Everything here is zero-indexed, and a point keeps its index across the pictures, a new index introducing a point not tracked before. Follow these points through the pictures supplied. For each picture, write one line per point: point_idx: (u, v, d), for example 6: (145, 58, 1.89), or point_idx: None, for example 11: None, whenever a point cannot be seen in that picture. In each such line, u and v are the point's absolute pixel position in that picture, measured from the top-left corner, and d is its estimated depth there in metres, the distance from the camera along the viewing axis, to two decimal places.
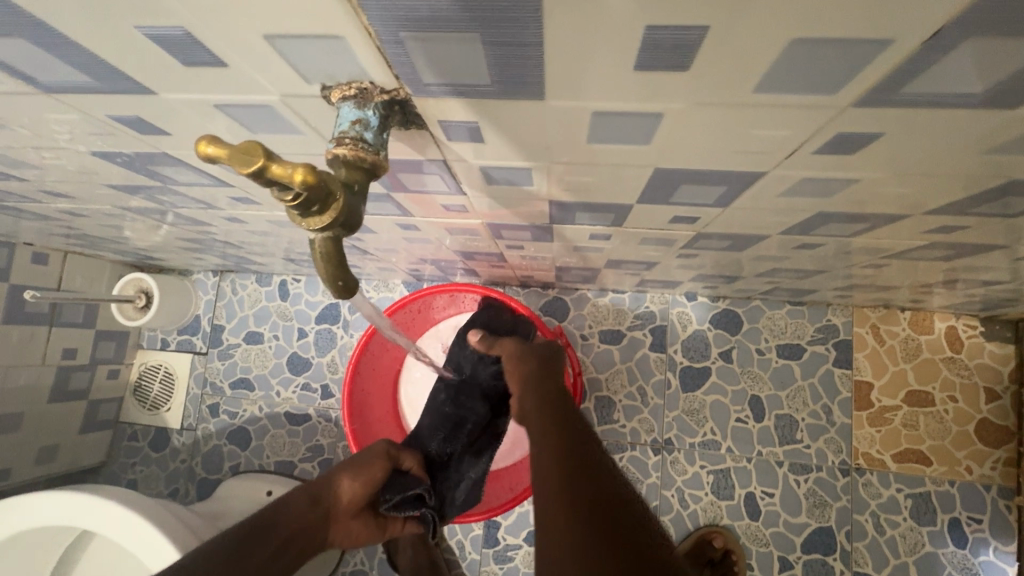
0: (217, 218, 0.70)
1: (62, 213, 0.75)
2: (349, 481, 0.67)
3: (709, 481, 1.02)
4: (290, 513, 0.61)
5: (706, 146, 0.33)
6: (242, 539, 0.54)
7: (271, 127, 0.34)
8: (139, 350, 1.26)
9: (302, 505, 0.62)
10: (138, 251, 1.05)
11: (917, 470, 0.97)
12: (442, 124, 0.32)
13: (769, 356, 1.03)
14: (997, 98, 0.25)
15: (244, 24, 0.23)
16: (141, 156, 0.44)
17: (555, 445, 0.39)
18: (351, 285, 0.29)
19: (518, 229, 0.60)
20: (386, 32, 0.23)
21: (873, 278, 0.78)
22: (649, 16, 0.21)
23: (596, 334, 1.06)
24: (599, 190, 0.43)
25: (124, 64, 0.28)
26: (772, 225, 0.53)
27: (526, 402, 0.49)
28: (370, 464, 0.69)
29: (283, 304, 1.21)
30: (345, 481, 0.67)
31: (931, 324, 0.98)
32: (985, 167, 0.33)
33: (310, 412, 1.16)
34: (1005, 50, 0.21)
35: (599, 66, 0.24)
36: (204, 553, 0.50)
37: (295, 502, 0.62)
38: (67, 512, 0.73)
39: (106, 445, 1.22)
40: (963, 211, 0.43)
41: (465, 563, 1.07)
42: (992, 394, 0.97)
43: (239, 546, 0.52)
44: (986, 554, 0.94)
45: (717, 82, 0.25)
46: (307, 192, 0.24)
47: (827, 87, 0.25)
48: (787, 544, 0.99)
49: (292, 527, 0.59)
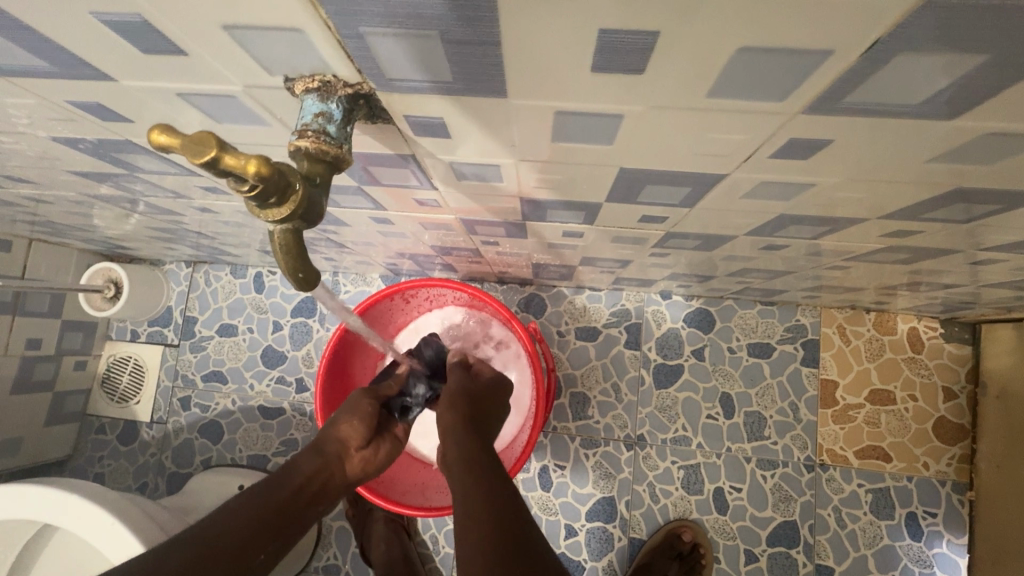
0: (188, 208, 0.69)
1: (25, 199, 0.73)
2: (348, 424, 0.64)
3: (680, 476, 1.04)
4: (298, 465, 0.57)
5: (667, 148, 0.33)
6: (254, 499, 0.52)
7: (235, 116, 0.34)
8: (108, 341, 1.23)
9: (309, 456, 0.59)
10: (107, 240, 1.03)
11: (878, 466, 1.00)
12: (408, 119, 0.32)
13: (740, 354, 1.05)
14: (931, 110, 0.26)
15: (202, 13, 0.23)
16: (104, 143, 0.43)
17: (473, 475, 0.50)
18: (311, 278, 0.29)
19: (492, 225, 0.61)
20: (345, 26, 0.23)
21: (839, 279, 0.80)
22: (600, 19, 0.21)
23: (572, 331, 1.07)
24: (567, 188, 0.44)
25: (79, 48, 0.27)
26: (738, 226, 0.54)
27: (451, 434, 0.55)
28: (359, 403, 0.67)
29: (259, 297, 1.19)
30: (347, 423, 0.64)
31: (895, 325, 1.02)
32: (932, 174, 0.35)
33: (284, 406, 1.15)
34: (934, 65, 0.22)
35: (557, 67, 0.25)
36: (217, 516, 0.49)
37: (303, 454, 0.59)
38: (31, 505, 0.72)
39: (72, 438, 1.20)
40: (917, 217, 0.45)
41: (439, 556, 1.07)
42: (949, 393, 1.00)
43: (252, 501, 0.52)
44: (940, 547, 0.98)
45: (671, 86, 0.26)
46: (263, 184, 0.24)
47: (778, 94, 0.26)
48: (753, 537, 1.01)
49: (303, 478, 0.56)
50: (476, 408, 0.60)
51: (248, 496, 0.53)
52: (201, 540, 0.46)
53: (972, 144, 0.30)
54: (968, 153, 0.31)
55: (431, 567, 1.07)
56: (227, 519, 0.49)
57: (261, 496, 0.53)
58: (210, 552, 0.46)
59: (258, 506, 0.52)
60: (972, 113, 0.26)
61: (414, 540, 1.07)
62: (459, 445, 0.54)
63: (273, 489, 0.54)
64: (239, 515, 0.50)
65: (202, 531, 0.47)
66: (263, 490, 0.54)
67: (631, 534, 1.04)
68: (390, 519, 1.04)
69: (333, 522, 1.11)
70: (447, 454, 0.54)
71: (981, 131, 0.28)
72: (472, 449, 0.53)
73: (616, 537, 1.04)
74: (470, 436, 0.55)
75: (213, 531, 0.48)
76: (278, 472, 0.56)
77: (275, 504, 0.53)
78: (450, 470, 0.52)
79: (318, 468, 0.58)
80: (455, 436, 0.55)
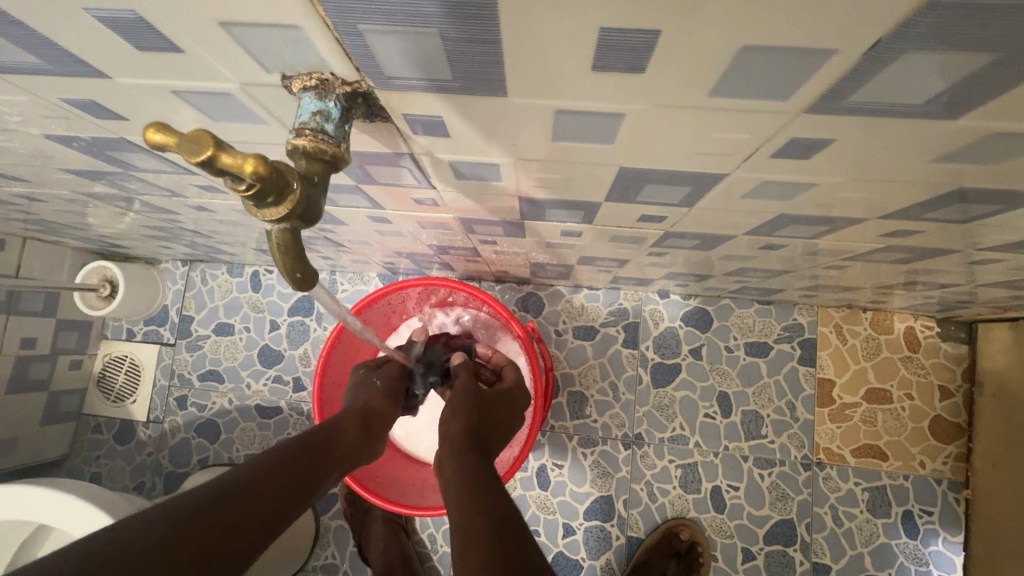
0: (184, 206, 0.68)
1: (19, 197, 0.73)
2: (383, 388, 0.66)
3: (677, 475, 1.04)
4: (332, 422, 0.56)
5: (667, 147, 0.33)
6: (289, 448, 0.49)
7: (232, 115, 0.33)
8: (103, 341, 1.22)
9: (338, 417, 0.57)
10: (102, 239, 1.02)
11: (874, 464, 1.01)
12: (406, 118, 0.32)
13: (738, 353, 1.05)
14: (933, 110, 0.26)
15: (198, 10, 0.23)
16: (99, 141, 0.43)
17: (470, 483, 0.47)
18: (308, 277, 0.29)
19: (491, 224, 0.61)
20: (343, 24, 0.23)
21: (837, 279, 0.80)
22: (603, 18, 0.21)
23: (570, 330, 1.07)
24: (566, 187, 0.44)
25: (74, 46, 0.27)
26: (737, 225, 0.54)
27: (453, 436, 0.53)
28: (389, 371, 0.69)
29: (255, 296, 1.19)
30: (376, 391, 0.65)
31: (891, 324, 1.02)
32: (932, 174, 0.34)
33: (281, 405, 1.15)
34: (936, 64, 0.22)
35: (559, 66, 0.24)
36: (253, 461, 0.45)
37: (330, 416, 0.57)
38: (21, 506, 0.71)
39: (68, 437, 1.19)
40: (916, 217, 0.45)
41: (437, 556, 1.07)
42: (946, 392, 1.01)
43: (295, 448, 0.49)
44: (935, 545, 0.98)
45: (673, 85, 0.25)
46: (260, 184, 0.23)
47: (779, 93, 0.25)
48: (751, 535, 1.02)
49: (334, 434, 0.54)
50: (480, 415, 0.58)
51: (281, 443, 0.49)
52: (244, 483, 0.43)
53: (972, 145, 0.30)
54: (969, 153, 0.31)
55: (429, 566, 1.07)
56: (267, 465, 0.45)
57: (297, 445, 0.50)
58: (257, 497, 0.42)
59: (297, 454, 0.49)
60: (974, 113, 0.26)
61: (411, 539, 1.07)
62: (457, 460, 0.50)
63: (310, 441, 0.51)
64: (277, 461, 0.46)
65: (242, 475, 0.43)
66: (297, 440, 0.50)
67: (629, 533, 1.04)
68: (388, 519, 1.04)
69: (331, 521, 1.11)
70: (445, 469, 0.50)
71: (983, 131, 0.28)
72: (473, 464, 0.50)
73: (614, 536, 1.04)
74: (472, 450, 0.52)
75: (258, 474, 0.44)
76: (315, 426, 0.54)
77: (312, 454, 0.50)
78: (446, 489, 0.48)
79: (354, 426, 0.57)
80: (453, 451, 0.52)
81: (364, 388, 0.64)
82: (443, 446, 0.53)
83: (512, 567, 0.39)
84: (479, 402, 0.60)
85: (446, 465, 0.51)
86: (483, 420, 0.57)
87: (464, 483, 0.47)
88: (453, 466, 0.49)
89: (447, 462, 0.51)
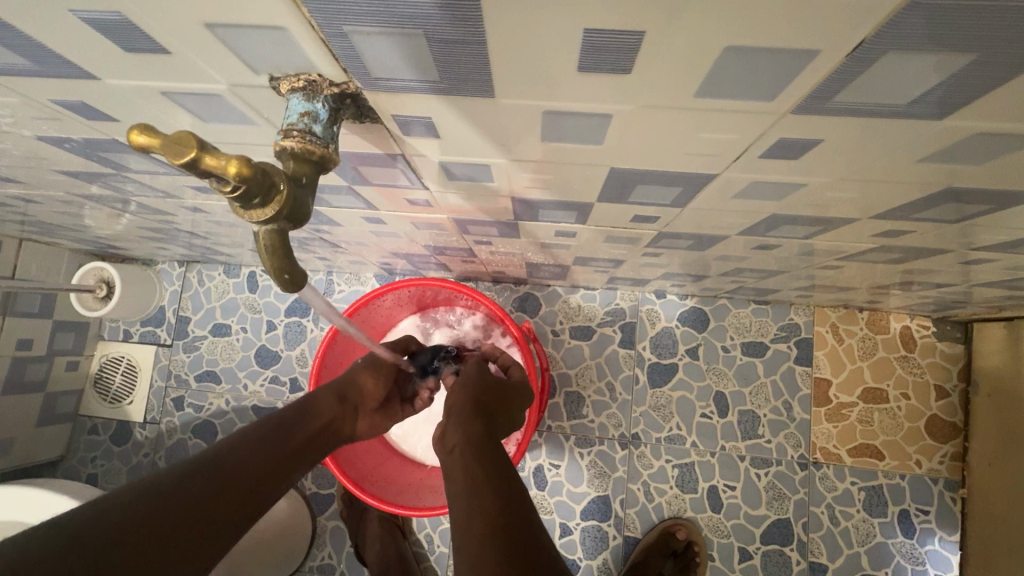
0: (179, 207, 0.68)
1: (14, 199, 0.73)
2: (370, 379, 0.67)
3: (674, 475, 1.04)
4: (310, 408, 0.58)
5: (657, 148, 0.33)
6: (263, 432, 0.51)
7: (222, 116, 0.33)
8: (100, 342, 1.22)
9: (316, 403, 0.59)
10: (98, 240, 1.02)
11: (870, 464, 1.01)
12: (396, 119, 0.32)
13: (734, 353, 1.05)
14: (920, 110, 0.26)
15: (184, 12, 0.23)
16: (91, 143, 0.43)
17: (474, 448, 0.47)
18: (297, 278, 0.29)
19: (484, 225, 0.61)
20: (329, 25, 0.23)
21: (832, 279, 0.80)
22: (587, 19, 0.21)
23: (567, 330, 1.07)
24: (558, 188, 0.44)
25: (61, 47, 0.27)
26: (731, 225, 0.54)
27: (457, 406, 0.53)
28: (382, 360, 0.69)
29: (252, 297, 1.19)
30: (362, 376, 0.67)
31: (887, 324, 1.02)
32: (922, 174, 0.35)
33: (278, 406, 1.15)
34: (920, 65, 0.22)
35: (545, 67, 0.25)
36: (229, 444, 0.47)
37: (308, 401, 0.59)
38: (13, 507, 0.72)
39: (64, 438, 1.19)
40: (907, 216, 0.45)
41: (434, 556, 1.07)
42: (942, 391, 1.01)
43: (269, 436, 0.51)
44: (932, 544, 0.98)
45: (660, 85, 0.25)
46: (245, 185, 0.23)
47: (765, 94, 0.25)
48: (747, 535, 1.02)
49: (310, 421, 0.56)
50: (486, 386, 0.57)
51: (256, 427, 0.51)
52: (219, 465, 0.45)
53: (961, 144, 0.30)
54: (957, 153, 0.31)
55: (426, 566, 1.07)
56: (245, 448, 0.48)
57: (273, 430, 0.52)
58: (232, 479, 0.45)
59: (273, 439, 0.51)
60: (962, 112, 0.26)
61: (408, 540, 1.07)
62: (463, 430, 0.49)
63: (286, 427, 0.53)
64: (253, 445, 0.49)
65: (218, 457, 0.45)
66: (272, 425, 0.52)
67: (625, 533, 1.04)
68: (385, 519, 1.04)
69: (328, 521, 1.11)
70: (449, 437, 0.49)
71: (971, 130, 0.28)
72: (479, 435, 0.49)
73: (611, 536, 1.04)
74: (478, 422, 0.51)
75: (230, 461, 0.46)
76: (294, 411, 0.56)
77: (286, 439, 0.52)
78: (449, 456, 0.47)
79: (334, 415, 0.60)
80: (459, 421, 0.51)
81: (350, 373, 0.66)
82: (449, 417, 0.52)
83: (512, 529, 0.39)
84: (488, 378, 0.59)
85: (450, 434, 0.50)
86: (491, 395, 0.56)
87: (469, 451, 0.46)
88: (458, 435, 0.48)
89: (452, 431, 0.49)
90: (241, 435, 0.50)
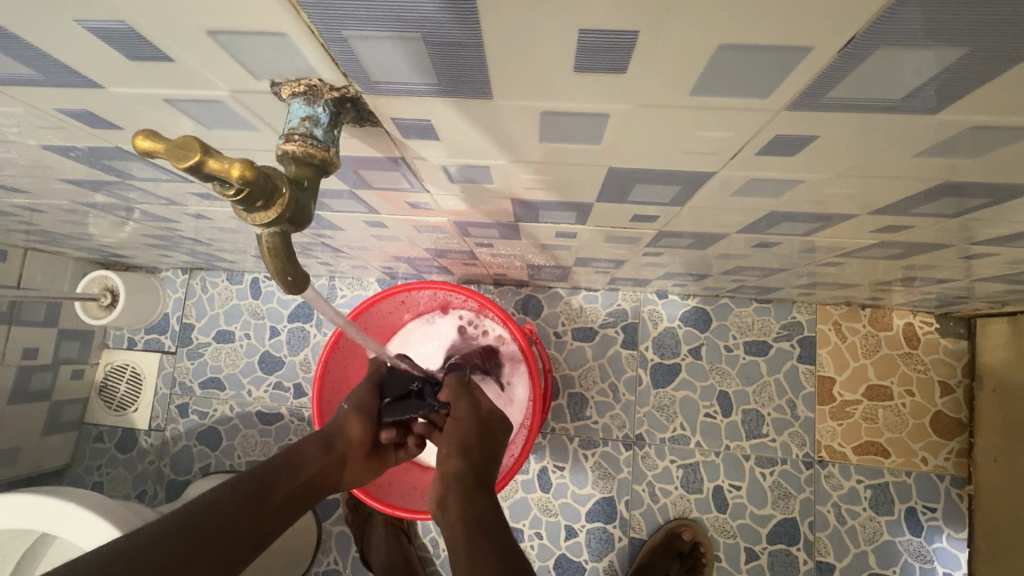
0: (182, 214, 0.69)
1: (19, 208, 0.73)
2: (357, 424, 0.65)
3: (678, 475, 1.04)
4: (297, 461, 0.56)
5: (655, 146, 0.34)
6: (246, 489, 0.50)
7: (225, 122, 0.34)
8: (105, 350, 1.23)
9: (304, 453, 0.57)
10: (102, 248, 1.03)
11: (876, 461, 1.00)
12: (395, 121, 0.32)
13: (737, 352, 1.05)
14: (914, 104, 0.26)
15: (186, 20, 0.23)
16: (96, 151, 0.43)
17: (470, 522, 0.51)
18: (300, 280, 0.29)
19: (485, 227, 0.61)
20: (328, 31, 0.23)
21: (834, 276, 0.80)
22: (582, 20, 0.21)
23: (569, 332, 1.07)
24: (559, 188, 0.44)
25: (67, 56, 0.27)
26: (731, 223, 0.54)
27: (452, 473, 0.57)
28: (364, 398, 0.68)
29: (255, 303, 1.19)
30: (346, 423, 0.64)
31: (890, 321, 1.02)
32: (919, 168, 0.35)
33: (282, 411, 1.15)
34: (912, 59, 0.23)
35: (541, 68, 0.25)
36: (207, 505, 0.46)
37: (292, 450, 0.57)
38: (17, 513, 0.72)
39: (70, 446, 1.19)
40: (906, 211, 0.45)
41: (439, 560, 1.07)
42: (946, 388, 1.01)
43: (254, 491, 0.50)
44: (939, 542, 0.98)
45: (656, 84, 0.26)
46: (248, 188, 0.24)
47: (760, 90, 0.26)
48: (753, 535, 1.01)
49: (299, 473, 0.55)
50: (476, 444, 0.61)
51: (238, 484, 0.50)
52: (195, 525, 0.44)
53: (957, 138, 0.30)
54: (952, 147, 0.31)
55: (432, 570, 1.07)
56: (227, 504, 0.47)
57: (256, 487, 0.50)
58: (206, 546, 0.43)
59: (255, 495, 0.50)
60: (956, 106, 0.26)
61: (414, 544, 1.07)
62: (463, 501, 0.54)
63: (271, 484, 0.52)
64: (234, 503, 0.48)
65: (200, 516, 0.45)
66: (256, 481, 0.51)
67: (631, 534, 1.04)
68: (390, 523, 1.04)
69: (333, 527, 1.11)
70: (448, 510, 0.54)
71: (966, 124, 0.28)
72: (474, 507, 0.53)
73: (616, 538, 1.04)
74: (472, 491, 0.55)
75: (210, 519, 0.45)
76: (278, 463, 0.54)
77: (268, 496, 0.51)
78: (452, 529, 0.52)
79: (320, 466, 0.58)
80: (460, 492, 0.55)
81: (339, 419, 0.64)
82: (448, 485, 0.56)
83: None
84: (479, 433, 0.62)
85: (452, 505, 0.54)
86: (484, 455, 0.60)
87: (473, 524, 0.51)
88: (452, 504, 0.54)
89: (453, 503, 0.54)
90: (219, 495, 0.48)
